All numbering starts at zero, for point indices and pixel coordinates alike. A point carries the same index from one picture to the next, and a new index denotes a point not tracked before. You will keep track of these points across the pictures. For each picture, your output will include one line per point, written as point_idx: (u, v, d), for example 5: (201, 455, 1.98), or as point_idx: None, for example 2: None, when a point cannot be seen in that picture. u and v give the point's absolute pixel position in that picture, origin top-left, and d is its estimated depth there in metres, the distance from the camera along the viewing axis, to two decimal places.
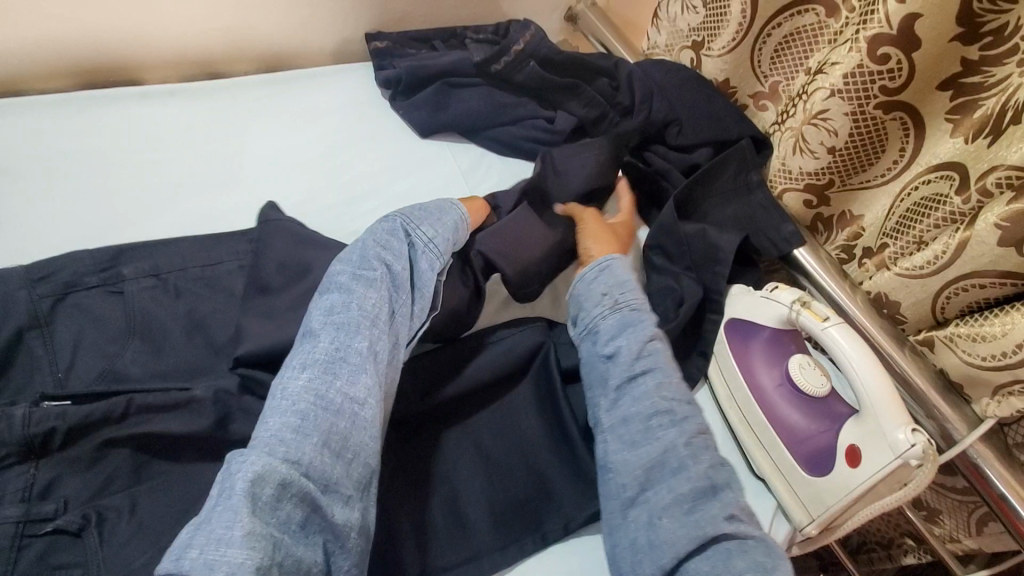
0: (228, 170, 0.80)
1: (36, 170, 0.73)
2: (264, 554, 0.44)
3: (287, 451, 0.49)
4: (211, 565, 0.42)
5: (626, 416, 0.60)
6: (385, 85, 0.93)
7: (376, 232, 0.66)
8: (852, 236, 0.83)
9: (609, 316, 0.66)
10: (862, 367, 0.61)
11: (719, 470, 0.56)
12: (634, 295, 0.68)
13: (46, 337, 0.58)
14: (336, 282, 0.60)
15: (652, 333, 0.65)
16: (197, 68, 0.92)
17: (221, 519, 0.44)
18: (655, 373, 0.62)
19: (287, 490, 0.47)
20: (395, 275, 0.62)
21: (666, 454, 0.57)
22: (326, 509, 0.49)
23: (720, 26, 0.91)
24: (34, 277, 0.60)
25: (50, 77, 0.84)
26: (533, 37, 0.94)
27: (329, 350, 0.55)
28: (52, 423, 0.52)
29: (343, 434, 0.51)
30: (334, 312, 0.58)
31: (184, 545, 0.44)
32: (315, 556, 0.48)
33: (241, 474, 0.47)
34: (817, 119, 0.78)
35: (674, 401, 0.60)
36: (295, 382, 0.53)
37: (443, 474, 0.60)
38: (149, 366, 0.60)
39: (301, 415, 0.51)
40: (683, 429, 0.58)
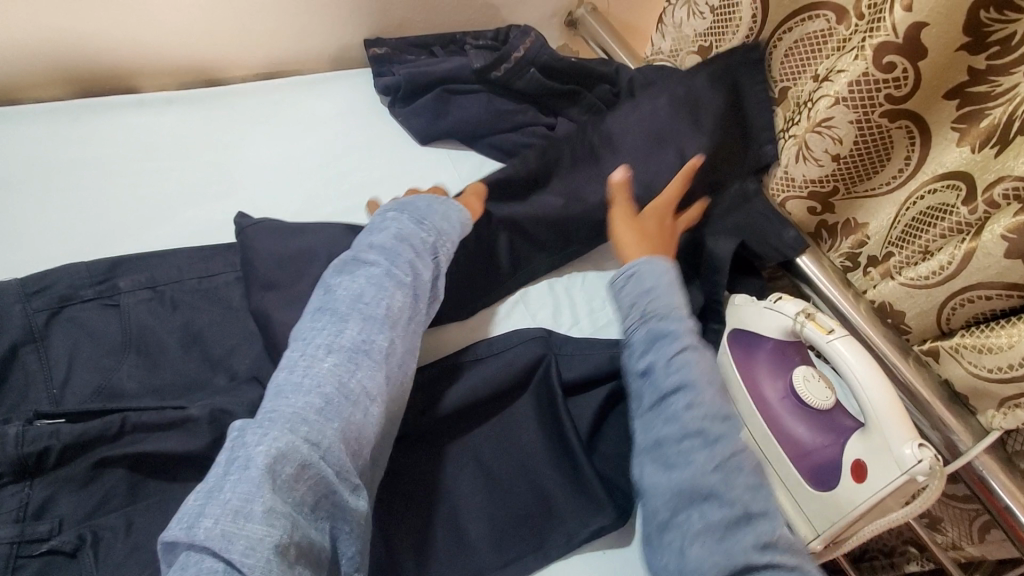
0: (226, 179, 0.79)
1: (31, 180, 0.72)
2: (282, 532, 0.43)
3: (309, 431, 0.48)
4: (229, 539, 0.41)
5: (659, 439, 0.56)
6: (384, 92, 0.93)
7: (410, 230, 0.64)
8: (856, 244, 0.82)
9: (636, 329, 0.63)
10: (867, 380, 0.60)
11: (754, 495, 0.53)
12: (668, 299, 0.64)
13: (42, 352, 0.57)
14: (368, 271, 0.60)
15: (684, 344, 0.60)
16: (195, 74, 0.92)
17: (238, 491, 0.43)
18: (689, 390, 0.58)
19: (305, 472, 0.46)
20: (422, 280, 0.62)
21: (699, 479, 0.53)
22: (340, 495, 0.47)
23: (728, 30, 0.90)
24: (29, 291, 0.59)
25: (46, 85, 0.83)
26: (534, 44, 0.93)
27: (355, 339, 0.55)
28: (47, 441, 0.51)
29: (360, 426, 0.51)
30: (363, 300, 0.57)
31: (196, 515, 0.42)
32: (324, 540, 0.46)
33: (261, 447, 0.46)
34: (821, 126, 0.77)
35: (707, 420, 0.56)
36: (319, 365, 0.52)
37: (443, 488, 0.60)
38: (145, 381, 0.60)
39: (325, 399, 0.50)
40: (715, 452, 0.54)
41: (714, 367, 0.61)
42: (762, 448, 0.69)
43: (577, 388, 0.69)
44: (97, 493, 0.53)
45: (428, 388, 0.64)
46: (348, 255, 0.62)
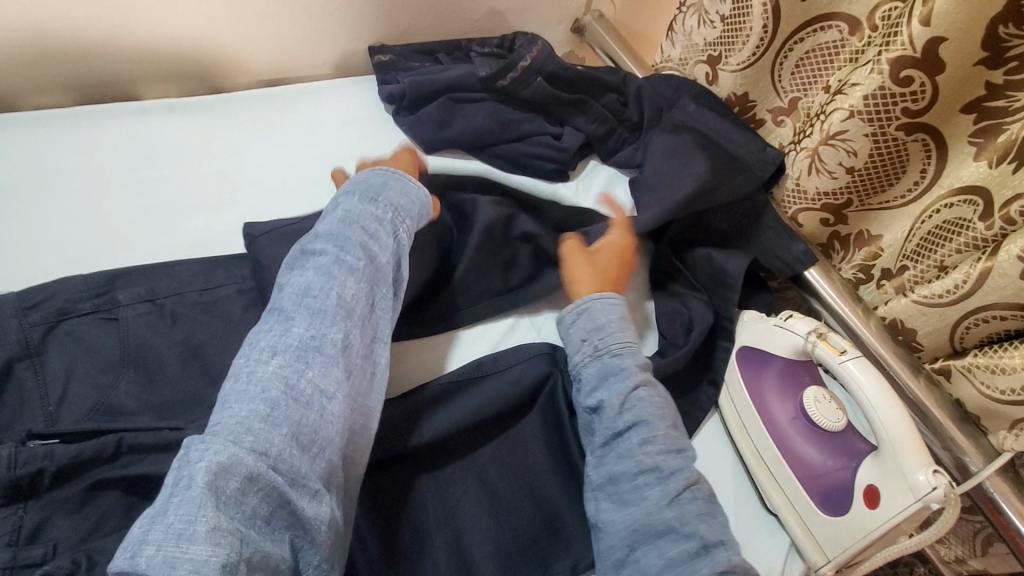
0: (228, 188, 0.78)
1: (28, 190, 0.71)
2: (230, 551, 0.42)
3: (254, 441, 0.47)
4: (172, 562, 0.40)
5: (613, 476, 0.57)
6: (388, 100, 0.91)
7: (362, 210, 0.63)
8: (869, 257, 0.80)
9: (591, 365, 0.64)
10: (880, 402, 0.59)
11: (712, 525, 0.54)
12: (620, 336, 0.65)
13: (39, 367, 0.56)
14: (316, 262, 0.58)
15: (637, 382, 0.61)
16: (198, 81, 0.91)
17: (180, 512, 0.42)
18: (642, 426, 0.59)
19: (253, 484, 0.45)
20: (377, 266, 0.60)
21: (654, 515, 0.54)
22: (294, 503, 0.47)
23: (736, 41, 0.89)
24: (24, 305, 0.58)
25: (46, 91, 0.82)
26: (540, 53, 0.91)
27: (304, 336, 0.54)
28: (40, 463, 0.50)
29: (313, 427, 0.50)
30: (310, 293, 0.56)
31: (138, 543, 0.41)
32: (283, 552, 0.46)
33: (203, 464, 0.44)
34: (835, 139, 0.75)
35: (661, 455, 0.57)
36: (266, 367, 0.51)
37: (441, 515, 0.58)
38: (144, 398, 0.58)
39: (271, 404, 0.49)
40: (670, 487, 0.55)
41: (668, 401, 0.62)
42: (770, 471, 0.65)
43: None
44: (94, 515, 0.52)
45: (430, 405, 0.63)
46: (297, 250, 0.60)
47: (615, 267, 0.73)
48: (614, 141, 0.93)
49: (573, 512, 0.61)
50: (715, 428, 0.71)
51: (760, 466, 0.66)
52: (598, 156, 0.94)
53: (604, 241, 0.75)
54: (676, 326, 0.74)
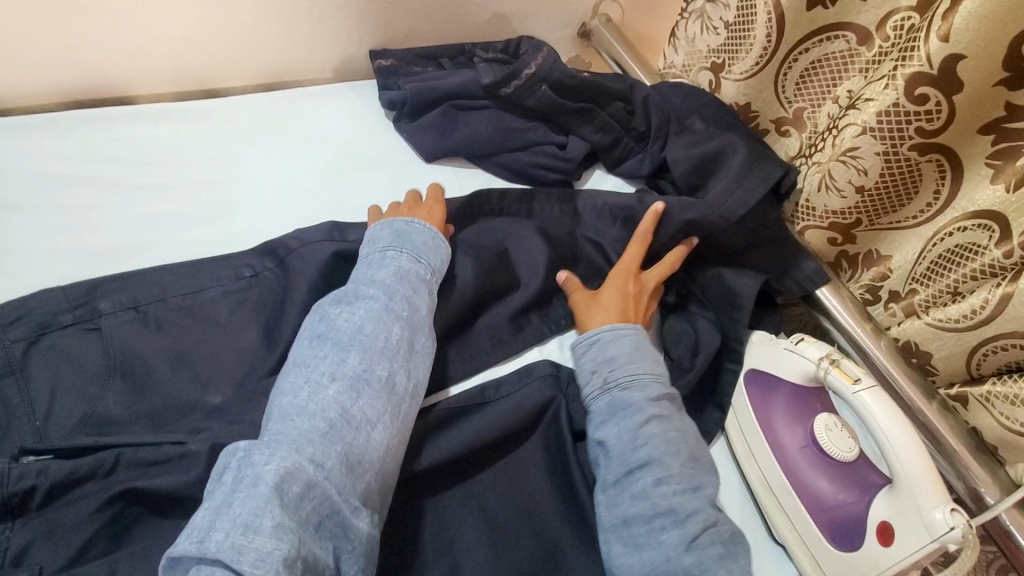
0: (222, 195, 0.76)
1: (16, 198, 0.69)
2: (291, 546, 0.42)
3: (314, 453, 0.48)
4: (239, 551, 0.41)
5: (626, 518, 0.55)
6: (389, 106, 0.89)
7: (410, 265, 0.63)
8: (877, 277, 0.78)
9: (600, 400, 0.62)
10: (893, 436, 0.57)
11: (733, 568, 0.53)
12: (629, 368, 0.63)
13: (23, 384, 0.54)
14: (369, 299, 0.59)
15: (646, 416, 0.59)
16: (193, 84, 0.88)
17: (248, 506, 0.43)
18: (655, 465, 0.57)
19: (311, 491, 0.46)
20: (420, 314, 0.61)
21: (671, 561, 0.52)
22: (343, 515, 0.47)
23: (742, 47, 0.86)
24: (5, 321, 0.55)
25: (38, 96, 0.80)
26: (546, 61, 0.88)
27: (357, 367, 0.54)
28: (34, 479, 0.48)
29: (362, 452, 0.50)
30: (363, 332, 0.56)
31: (206, 529, 0.42)
32: (328, 558, 0.45)
33: (269, 466, 0.46)
34: (846, 156, 0.73)
35: (677, 496, 0.55)
36: (324, 391, 0.52)
37: (438, 546, 0.56)
38: (134, 407, 0.56)
39: (328, 423, 0.50)
40: (687, 530, 0.53)
41: (685, 435, 0.60)
42: (780, 503, 0.63)
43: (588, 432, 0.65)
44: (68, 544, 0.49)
45: (425, 430, 0.61)
46: (347, 287, 0.61)
47: (624, 300, 0.70)
48: (620, 151, 0.90)
49: (577, 543, 0.58)
50: (722, 453, 0.69)
51: (768, 495, 0.64)
52: (603, 165, 0.92)
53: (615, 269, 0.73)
54: (681, 347, 0.72)
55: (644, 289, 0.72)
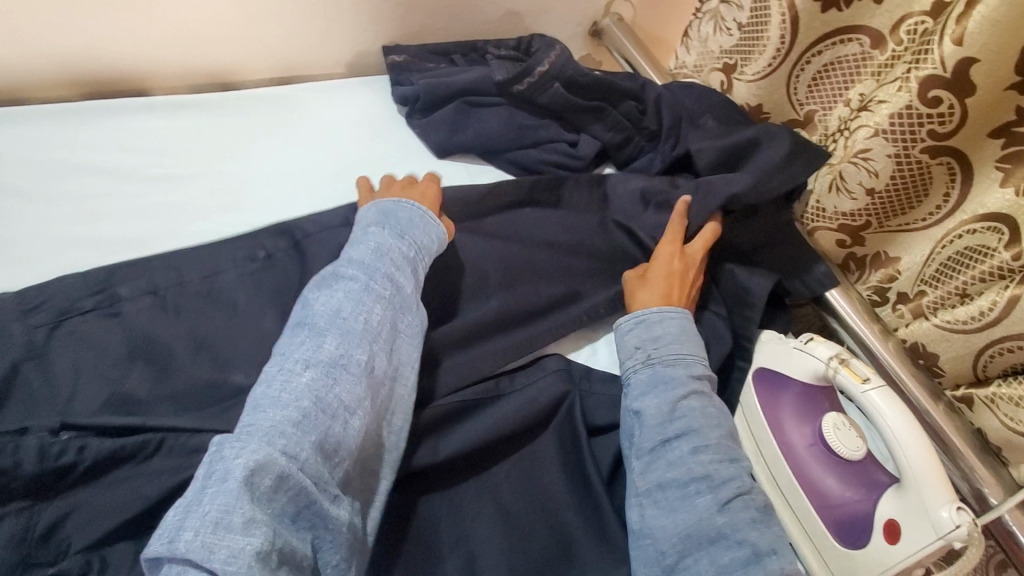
0: (238, 185, 0.76)
1: (33, 183, 0.69)
2: (264, 540, 0.42)
3: (286, 444, 0.46)
4: (210, 549, 0.40)
5: (662, 482, 0.56)
6: (402, 102, 0.90)
7: (390, 242, 0.61)
8: (885, 279, 0.79)
9: (641, 373, 0.63)
10: (901, 433, 0.58)
11: (763, 533, 0.52)
12: (675, 348, 0.64)
13: (43, 368, 0.54)
14: (347, 282, 0.57)
15: (687, 390, 0.60)
16: (209, 77, 0.88)
17: (217, 503, 0.42)
18: (693, 435, 0.57)
19: (284, 482, 0.44)
20: (403, 295, 0.59)
21: (705, 521, 0.52)
22: (319, 505, 0.46)
23: (755, 49, 0.87)
24: (25, 307, 0.55)
25: (55, 85, 0.80)
26: (558, 58, 0.89)
27: (334, 353, 0.52)
28: (75, 456, 0.49)
29: (338, 439, 0.48)
30: (340, 315, 0.54)
31: (175, 529, 0.41)
32: (305, 548, 0.45)
33: (240, 460, 0.44)
34: (858, 158, 0.74)
35: (713, 464, 0.56)
36: (298, 378, 0.50)
37: (454, 535, 0.57)
38: (157, 390, 0.56)
39: (302, 412, 0.48)
40: (721, 494, 0.54)
41: (722, 413, 0.61)
42: (786, 497, 0.65)
43: (601, 428, 0.67)
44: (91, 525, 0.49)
45: (438, 423, 0.61)
46: (326, 272, 0.59)
47: (671, 278, 0.70)
48: (630, 150, 0.90)
49: (590, 534, 0.59)
50: None
51: (775, 492, 0.66)
52: (614, 164, 0.92)
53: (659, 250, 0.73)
54: None
55: (690, 264, 0.72)
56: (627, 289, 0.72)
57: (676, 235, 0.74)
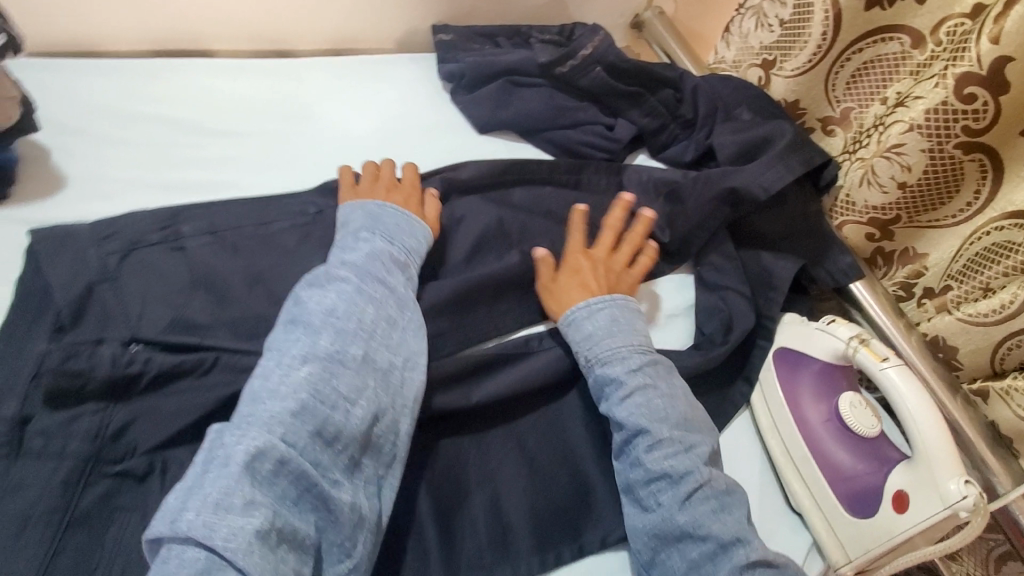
0: (292, 144, 0.80)
1: (105, 129, 0.74)
2: (264, 519, 0.45)
3: (285, 431, 0.48)
4: (211, 527, 0.43)
5: (627, 482, 0.59)
6: (448, 78, 0.94)
7: (381, 247, 0.63)
8: (912, 274, 0.81)
9: (588, 376, 0.64)
10: (917, 410, 0.60)
11: (726, 523, 0.55)
12: (608, 342, 0.63)
13: (115, 290, 0.58)
14: (339, 284, 0.58)
15: (626, 391, 0.61)
16: (266, 43, 0.93)
17: (218, 486, 0.45)
18: (646, 434, 0.58)
19: (284, 467, 0.47)
20: (397, 295, 0.60)
21: (667, 522, 0.55)
22: (322, 488, 0.48)
23: (795, 44, 0.89)
24: (100, 236, 0.60)
25: (129, 42, 0.85)
26: (602, 42, 0.93)
27: (329, 348, 0.53)
28: (142, 365, 0.54)
29: (337, 427, 0.50)
30: (334, 313, 0.55)
31: (177, 510, 0.44)
32: (308, 529, 0.47)
33: (240, 446, 0.47)
34: (891, 152, 0.76)
35: (669, 461, 0.57)
36: (295, 372, 0.51)
37: (481, 475, 0.60)
38: (217, 315, 0.60)
39: (299, 402, 0.50)
40: (679, 491, 0.56)
41: (676, 405, 0.61)
42: (798, 470, 0.66)
43: None
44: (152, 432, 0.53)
45: (465, 376, 0.63)
46: (318, 270, 0.60)
47: (581, 274, 0.69)
48: (665, 137, 0.93)
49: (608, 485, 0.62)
50: (744, 426, 0.71)
51: (788, 465, 0.67)
52: (648, 150, 0.95)
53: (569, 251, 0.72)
54: (715, 322, 0.74)
55: (601, 258, 0.71)
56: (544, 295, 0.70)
57: (575, 234, 0.73)
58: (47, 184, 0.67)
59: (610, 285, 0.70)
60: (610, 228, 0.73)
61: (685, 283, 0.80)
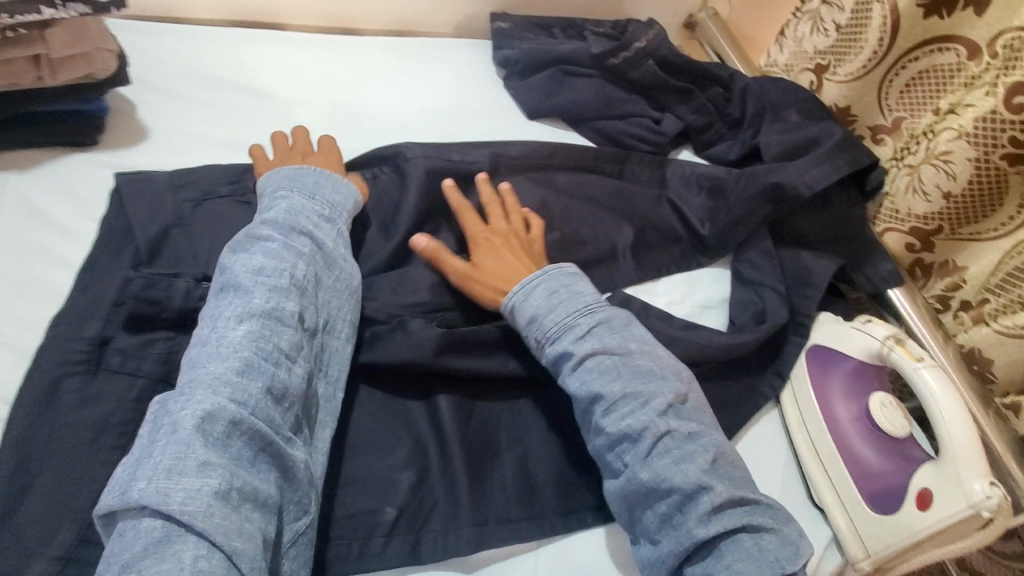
0: (352, 116, 0.84)
1: (183, 90, 0.79)
2: (222, 480, 0.45)
3: (233, 391, 0.48)
4: (165, 493, 0.43)
5: (595, 452, 0.59)
6: (501, 64, 0.96)
7: (302, 205, 0.63)
8: (951, 287, 0.81)
9: (540, 353, 0.63)
10: (947, 409, 0.62)
11: (688, 470, 0.55)
12: (552, 315, 0.62)
13: (187, 235, 0.63)
14: (265, 245, 0.58)
15: (579, 358, 0.60)
16: (333, 20, 0.97)
17: (169, 452, 0.45)
18: (600, 399, 0.58)
19: (238, 426, 0.47)
20: (326, 252, 0.61)
21: (634, 481, 0.55)
22: (278, 446, 0.49)
23: (850, 50, 0.89)
24: (177, 184, 0.65)
25: (209, 12, 0.91)
26: (655, 38, 0.96)
27: (264, 305, 0.53)
28: None
29: (285, 383, 0.51)
30: (263, 273, 0.55)
31: (127, 482, 0.44)
32: (270, 488, 0.48)
33: (187, 412, 0.47)
34: (939, 160, 0.77)
35: (625, 420, 0.57)
36: (231, 333, 0.51)
37: (511, 438, 0.64)
38: None
39: (243, 361, 0.50)
40: (640, 449, 0.56)
41: (626, 363, 0.60)
42: (823, 465, 0.67)
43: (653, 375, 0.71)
44: None
45: (506, 344, 0.66)
46: (242, 234, 0.59)
47: (499, 255, 0.69)
48: (711, 135, 0.94)
49: None
50: (771, 421, 0.72)
51: (813, 460, 0.68)
52: (692, 147, 0.96)
53: (472, 236, 0.71)
54: (748, 314, 0.75)
55: (506, 231, 0.71)
56: (466, 284, 0.67)
57: (471, 219, 0.72)
58: (130, 135, 0.72)
59: (529, 255, 0.70)
60: (496, 202, 0.73)
61: (722, 277, 0.82)
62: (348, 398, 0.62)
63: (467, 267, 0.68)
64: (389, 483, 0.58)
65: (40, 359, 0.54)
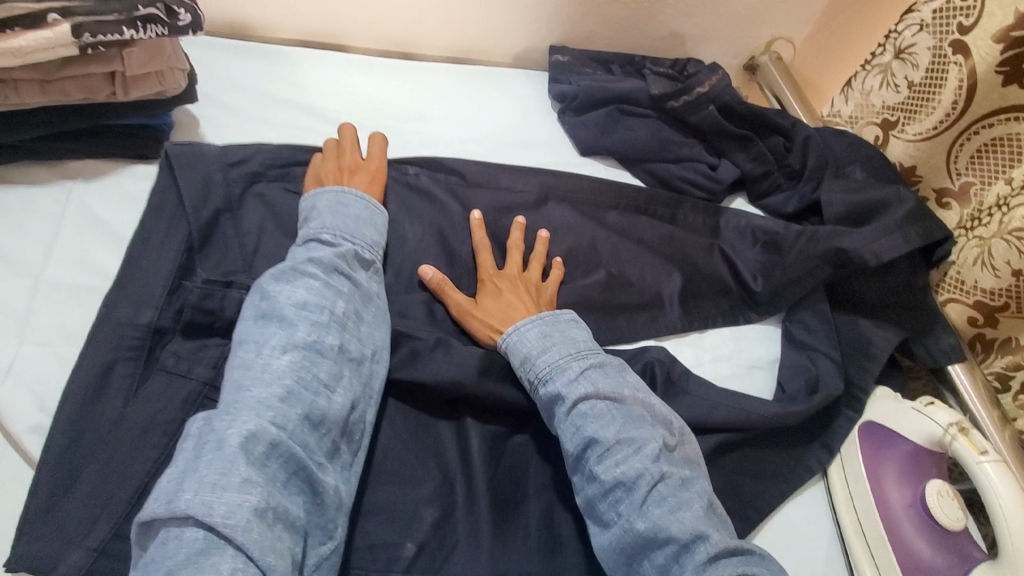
0: (406, 142, 0.84)
1: (246, 106, 0.80)
2: (261, 497, 0.44)
3: (274, 414, 0.48)
4: (209, 505, 0.42)
5: (587, 501, 0.56)
6: (558, 99, 0.95)
7: (344, 245, 0.62)
8: (1012, 365, 0.76)
9: (536, 393, 0.61)
10: (1012, 509, 0.58)
11: (685, 518, 0.53)
12: (549, 357, 0.61)
13: (241, 249, 0.64)
14: (308, 280, 0.57)
15: (571, 401, 0.58)
16: (394, 44, 0.98)
17: (214, 466, 0.44)
18: (595, 444, 0.56)
19: (277, 448, 0.47)
20: (365, 293, 0.60)
21: (630, 532, 0.52)
22: (313, 472, 0.48)
23: (921, 109, 0.86)
24: (235, 199, 0.66)
25: (276, 30, 0.93)
26: (719, 83, 0.93)
27: (308, 339, 0.53)
28: None
29: (323, 411, 0.51)
30: (308, 307, 0.55)
31: (173, 492, 0.43)
32: (300, 511, 0.47)
33: (233, 429, 0.46)
34: (1011, 235, 0.74)
35: (621, 466, 0.55)
36: (277, 361, 0.51)
37: (540, 484, 0.62)
38: None
39: (285, 387, 0.50)
40: (636, 497, 0.53)
41: (619, 408, 0.58)
42: (870, 550, 0.63)
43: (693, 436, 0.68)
44: None
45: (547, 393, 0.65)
46: (284, 265, 0.58)
47: (501, 298, 0.68)
48: (768, 184, 0.91)
49: None
50: (815, 496, 0.68)
51: (858, 542, 0.64)
52: (747, 194, 0.93)
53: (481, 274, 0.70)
54: (799, 381, 0.72)
55: (516, 276, 0.70)
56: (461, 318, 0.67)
57: (485, 257, 0.71)
58: None
59: (534, 304, 0.68)
60: (519, 247, 0.72)
61: (772, 334, 0.79)
62: (381, 428, 0.61)
63: (466, 303, 0.67)
64: (413, 519, 0.57)
65: (90, 366, 0.54)
